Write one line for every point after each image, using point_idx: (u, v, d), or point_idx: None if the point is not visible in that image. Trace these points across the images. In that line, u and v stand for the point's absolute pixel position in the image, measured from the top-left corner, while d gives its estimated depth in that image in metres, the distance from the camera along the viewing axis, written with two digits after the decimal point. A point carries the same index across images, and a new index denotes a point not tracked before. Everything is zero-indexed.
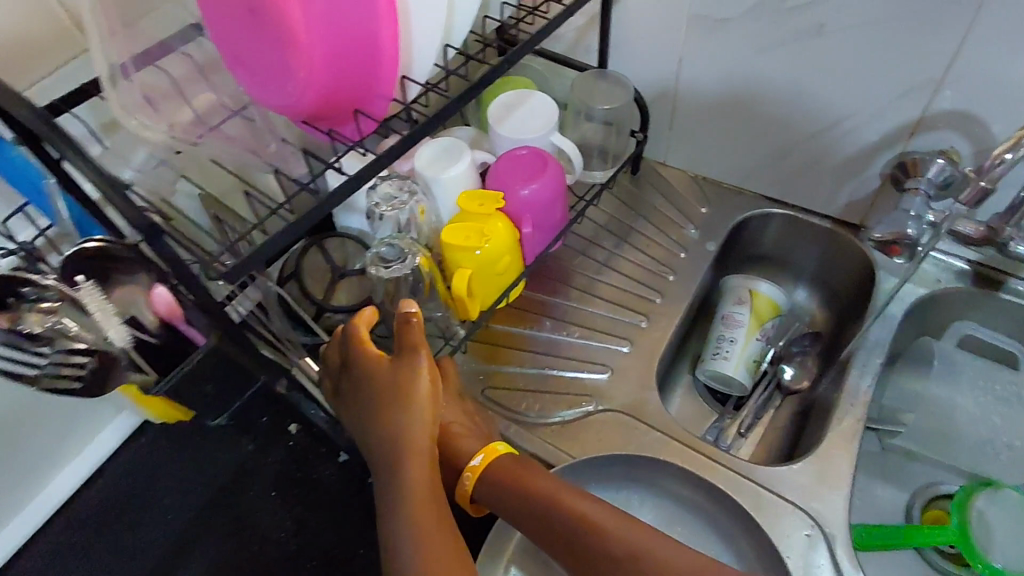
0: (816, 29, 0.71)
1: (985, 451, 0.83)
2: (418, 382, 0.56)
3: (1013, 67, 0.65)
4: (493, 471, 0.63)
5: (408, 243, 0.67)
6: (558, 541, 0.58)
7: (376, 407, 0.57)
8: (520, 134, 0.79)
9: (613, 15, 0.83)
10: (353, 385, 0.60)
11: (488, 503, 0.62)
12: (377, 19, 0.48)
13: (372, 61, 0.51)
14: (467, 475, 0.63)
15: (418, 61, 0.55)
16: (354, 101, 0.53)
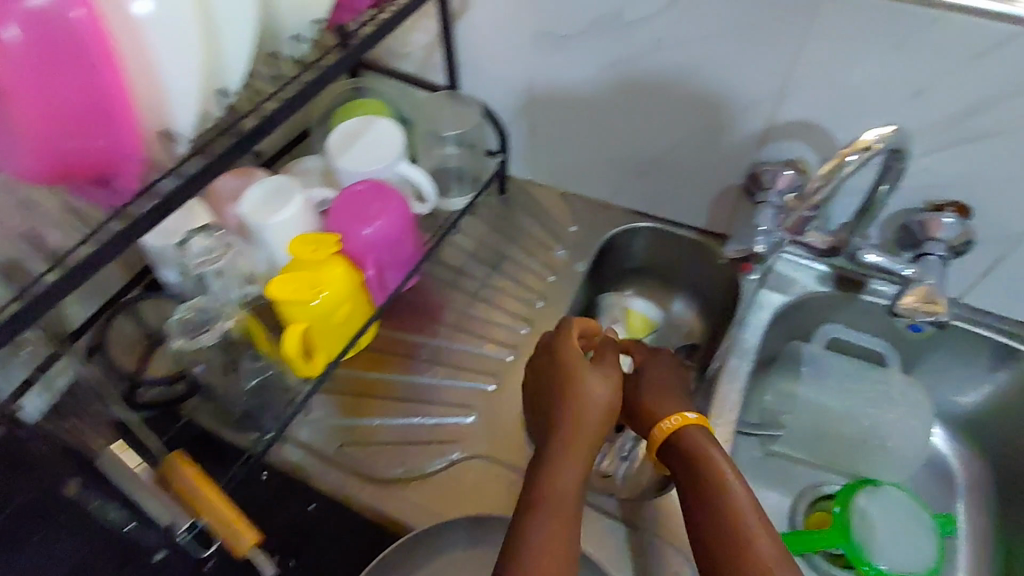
0: (656, 45, 0.69)
1: (859, 450, 0.84)
2: (585, 380, 0.63)
3: (845, 79, 0.64)
4: (683, 440, 0.62)
5: (220, 308, 0.65)
6: (695, 491, 0.59)
7: (557, 388, 0.63)
8: (360, 166, 0.72)
9: (456, 33, 0.78)
10: (546, 366, 0.66)
11: (667, 453, 0.63)
12: (101, 70, 0.42)
13: (109, 118, 0.44)
14: (675, 417, 0.64)
15: (177, 114, 0.48)
16: (101, 166, 0.46)
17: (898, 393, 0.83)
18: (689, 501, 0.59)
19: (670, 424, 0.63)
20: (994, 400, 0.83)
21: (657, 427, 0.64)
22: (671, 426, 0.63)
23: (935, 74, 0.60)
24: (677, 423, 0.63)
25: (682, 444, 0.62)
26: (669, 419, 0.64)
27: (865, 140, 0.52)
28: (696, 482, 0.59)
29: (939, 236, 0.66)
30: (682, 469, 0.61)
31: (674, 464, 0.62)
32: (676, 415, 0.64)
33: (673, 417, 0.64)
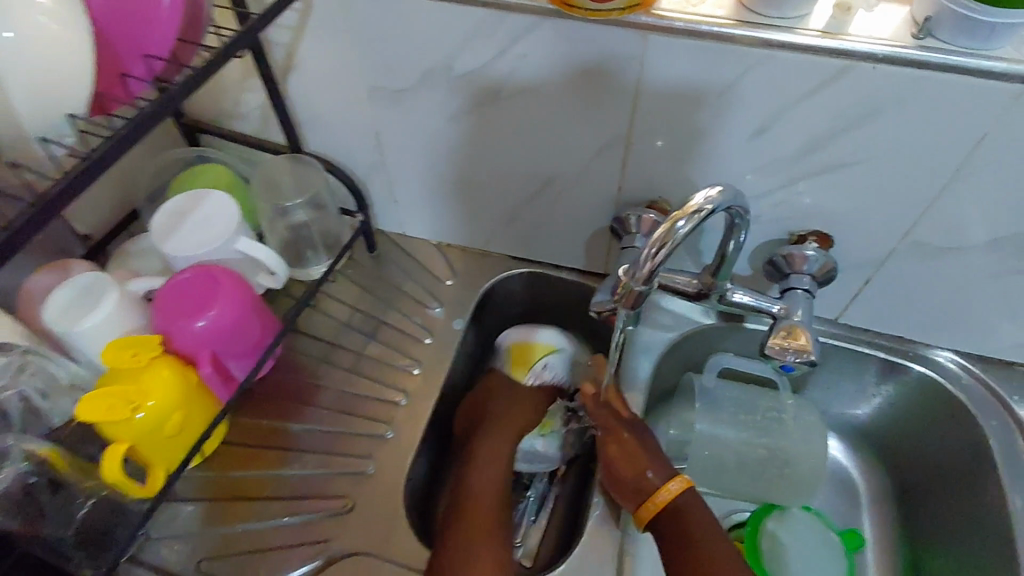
0: (495, 93, 0.65)
1: (760, 477, 0.82)
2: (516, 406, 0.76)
3: (688, 119, 0.61)
4: (686, 500, 0.65)
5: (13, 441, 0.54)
6: (696, 551, 0.61)
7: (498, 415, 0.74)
8: (190, 249, 0.66)
9: (289, 93, 0.72)
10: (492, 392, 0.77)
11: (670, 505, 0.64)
12: None
13: None
14: (678, 480, 0.66)
15: None
16: None
17: (790, 417, 0.82)
18: (682, 547, 0.62)
19: (676, 489, 0.65)
20: (883, 412, 0.83)
21: (657, 493, 0.65)
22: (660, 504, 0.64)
23: (772, 112, 0.58)
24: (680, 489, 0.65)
25: (672, 509, 0.64)
26: (675, 481, 0.66)
27: (694, 205, 0.46)
28: (691, 545, 0.61)
29: (803, 269, 0.66)
30: (680, 533, 0.63)
31: (670, 507, 0.64)
32: (678, 479, 0.66)
33: (665, 491, 0.65)
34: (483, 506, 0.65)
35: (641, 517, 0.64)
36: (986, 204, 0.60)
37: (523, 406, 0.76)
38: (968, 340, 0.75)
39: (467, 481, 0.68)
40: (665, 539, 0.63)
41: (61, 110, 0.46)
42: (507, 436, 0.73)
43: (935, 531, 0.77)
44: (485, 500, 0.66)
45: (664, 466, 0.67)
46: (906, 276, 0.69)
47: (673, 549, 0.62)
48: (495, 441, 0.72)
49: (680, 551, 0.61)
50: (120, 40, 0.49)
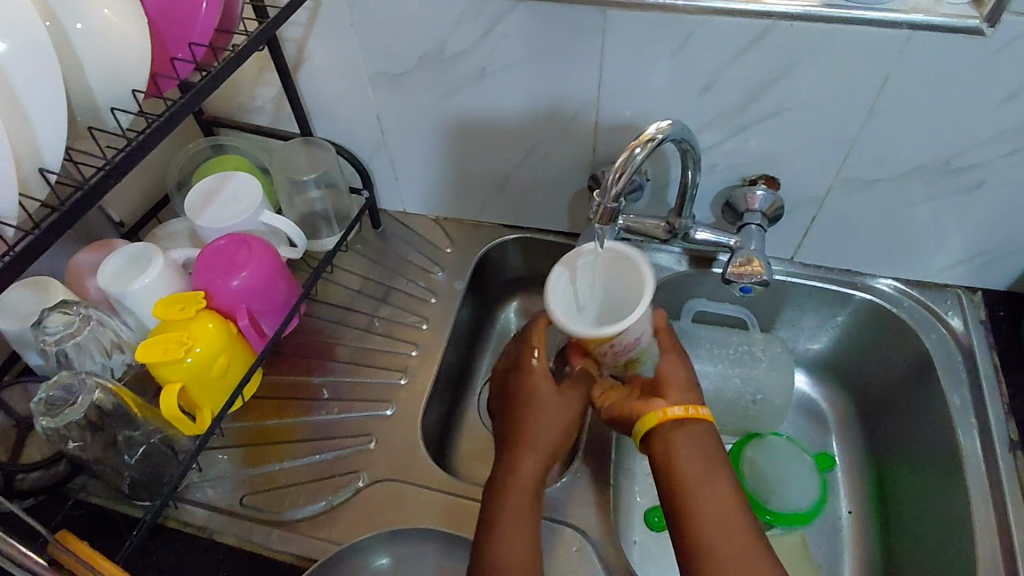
0: (481, 72, 0.75)
1: (739, 408, 0.91)
2: (544, 412, 0.70)
3: (647, 81, 0.72)
4: (697, 432, 0.64)
5: (74, 374, 0.60)
6: (685, 472, 0.62)
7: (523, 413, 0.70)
8: (222, 221, 0.75)
9: (301, 84, 0.82)
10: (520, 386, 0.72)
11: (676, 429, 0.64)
12: None
13: None
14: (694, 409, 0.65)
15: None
16: None
17: (760, 350, 0.91)
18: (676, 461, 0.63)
19: (689, 413, 0.64)
20: (840, 341, 0.93)
21: (680, 406, 0.65)
22: (680, 413, 0.64)
23: (715, 69, 0.69)
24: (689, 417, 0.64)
25: (689, 430, 0.64)
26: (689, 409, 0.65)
27: (648, 134, 0.58)
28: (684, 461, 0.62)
29: (754, 208, 0.78)
30: (676, 450, 0.63)
31: (676, 432, 0.64)
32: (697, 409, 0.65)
33: (690, 406, 0.64)
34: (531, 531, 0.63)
35: (655, 417, 0.65)
36: (898, 137, 0.72)
37: (562, 423, 0.70)
38: (904, 265, 0.88)
39: (516, 500, 0.64)
40: (672, 448, 0.63)
41: (126, 87, 0.56)
42: (545, 459, 0.68)
43: (893, 439, 0.87)
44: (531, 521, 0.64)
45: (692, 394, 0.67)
46: (844, 209, 0.81)
47: (680, 460, 0.62)
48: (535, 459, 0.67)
49: (688, 463, 0.62)
50: (169, 32, 0.60)
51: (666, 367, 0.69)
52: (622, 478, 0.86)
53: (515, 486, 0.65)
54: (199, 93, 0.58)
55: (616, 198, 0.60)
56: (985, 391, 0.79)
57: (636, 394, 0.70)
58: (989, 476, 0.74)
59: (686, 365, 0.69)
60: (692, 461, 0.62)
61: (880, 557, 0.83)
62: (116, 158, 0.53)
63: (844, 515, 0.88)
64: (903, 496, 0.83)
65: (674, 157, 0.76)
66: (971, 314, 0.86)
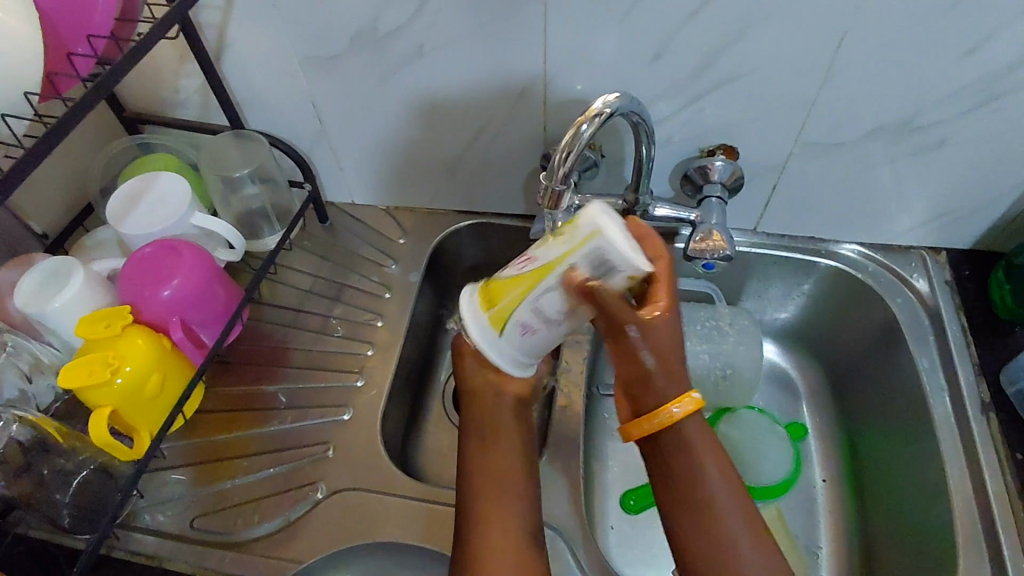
0: (419, 50, 0.70)
1: (709, 383, 0.89)
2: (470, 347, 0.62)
3: (594, 51, 0.68)
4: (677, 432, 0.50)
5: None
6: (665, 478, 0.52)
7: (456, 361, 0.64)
8: (148, 227, 0.69)
9: (227, 74, 0.76)
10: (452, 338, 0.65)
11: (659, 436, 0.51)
12: None
13: None
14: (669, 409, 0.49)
15: None
16: None
17: (728, 323, 0.89)
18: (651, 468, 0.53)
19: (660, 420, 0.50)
20: (807, 310, 0.92)
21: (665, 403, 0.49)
22: (672, 416, 0.50)
23: (667, 34, 0.66)
24: (666, 420, 0.50)
25: (679, 430, 0.51)
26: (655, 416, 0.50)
27: (595, 109, 0.54)
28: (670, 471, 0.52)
29: (714, 179, 0.75)
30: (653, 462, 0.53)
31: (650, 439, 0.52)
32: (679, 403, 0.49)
33: (672, 409, 0.49)
34: (510, 483, 0.59)
35: (629, 430, 0.51)
36: (855, 97, 0.69)
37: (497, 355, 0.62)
38: (868, 229, 0.86)
39: (484, 476, 0.59)
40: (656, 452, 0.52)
41: (17, 88, 0.50)
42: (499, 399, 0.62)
43: (865, 405, 0.86)
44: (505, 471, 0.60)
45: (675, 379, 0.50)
46: (805, 175, 0.79)
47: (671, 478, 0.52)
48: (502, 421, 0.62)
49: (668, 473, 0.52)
50: (63, 22, 0.55)
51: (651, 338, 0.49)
52: (595, 465, 0.84)
53: (472, 432, 0.62)
54: (104, 89, 0.53)
55: (565, 179, 0.57)
56: (955, 353, 0.78)
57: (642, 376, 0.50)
58: (961, 439, 0.73)
59: (675, 323, 0.49)
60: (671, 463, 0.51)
61: (856, 526, 0.83)
62: (8, 168, 0.47)
63: (818, 486, 0.87)
64: (877, 463, 0.83)
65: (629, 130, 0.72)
66: (936, 275, 0.85)
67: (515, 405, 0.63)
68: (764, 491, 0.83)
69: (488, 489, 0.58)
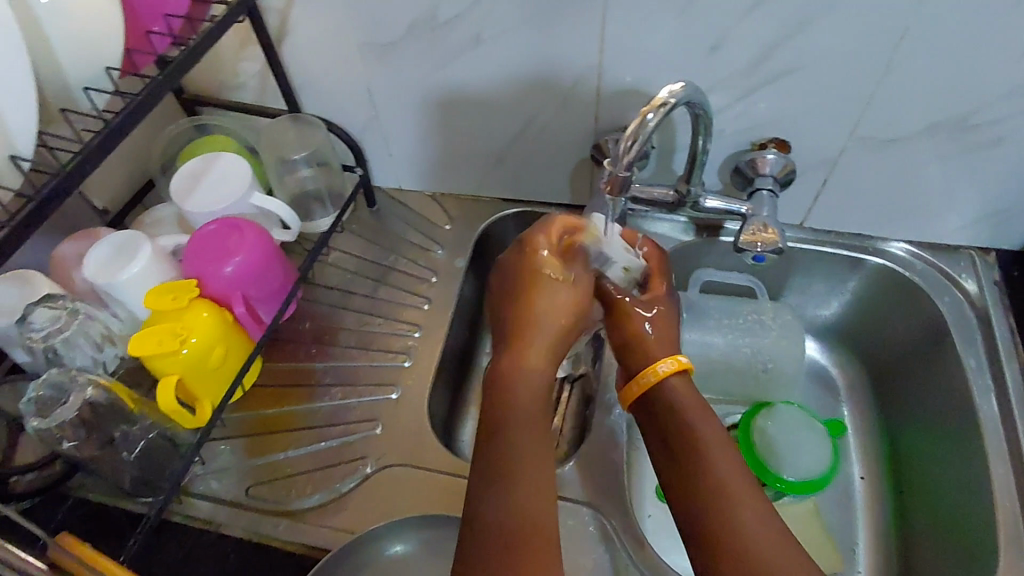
0: (476, 38, 0.71)
1: (749, 377, 0.89)
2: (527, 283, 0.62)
3: (651, 42, 0.69)
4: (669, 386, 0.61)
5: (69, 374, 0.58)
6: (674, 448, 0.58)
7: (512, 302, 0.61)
8: (210, 206, 0.72)
9: (286, 59, 0.78)
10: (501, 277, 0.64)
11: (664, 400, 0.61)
12: None
13: None
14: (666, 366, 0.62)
15: None
16: None
17: (770, 318, 0.89)
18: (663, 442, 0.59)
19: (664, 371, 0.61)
20: (851, 307, 0.92)
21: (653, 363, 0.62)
22: (660, 375, 0.62)
23: (725, 26, 0.66)
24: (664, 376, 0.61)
25: (666, 390, 0.61)
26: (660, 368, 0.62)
27: (660, 99, 0.54)
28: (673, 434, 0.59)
29: (765, 172, 0.75)
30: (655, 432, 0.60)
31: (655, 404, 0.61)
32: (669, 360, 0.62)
33: (670, 363, 0.62)
34: (534, 442, 0.55)
35: (633, 389, 0.63)
36: (912, 93, 0.69)
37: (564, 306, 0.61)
38: (917, 228, 0.85)
39: (506, 436, 0.55)
40: (658, 415, 0.61)
41: (100, 64, 0.52)
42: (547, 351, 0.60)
43: (907, 404, 0.86)
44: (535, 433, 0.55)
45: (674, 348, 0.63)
46: (856, 171, 0.79)
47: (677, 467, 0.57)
48: (519, 419, 0.56)
49: (671, 428, 0.59)
50: (142, 3, 0.57)
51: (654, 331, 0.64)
52: (634, 453, 0.85)
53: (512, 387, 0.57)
54: (180, 68, 0.55)
55: (626, 167, 0.58)
56: (1003, 354, 0.77)
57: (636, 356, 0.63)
58: (1008, 440, 0.73)
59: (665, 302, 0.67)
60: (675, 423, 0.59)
61: (894, 523, 0.83)
62: (92, 142, 0.49)
63: (856, 483, 0.87)
64: (918, 462, 0.82)
65: (683, 122, 0.73)
66: (985, 276, 0.84)
67: (548, 368, 0.59)
68: (802, 486, 0.82)
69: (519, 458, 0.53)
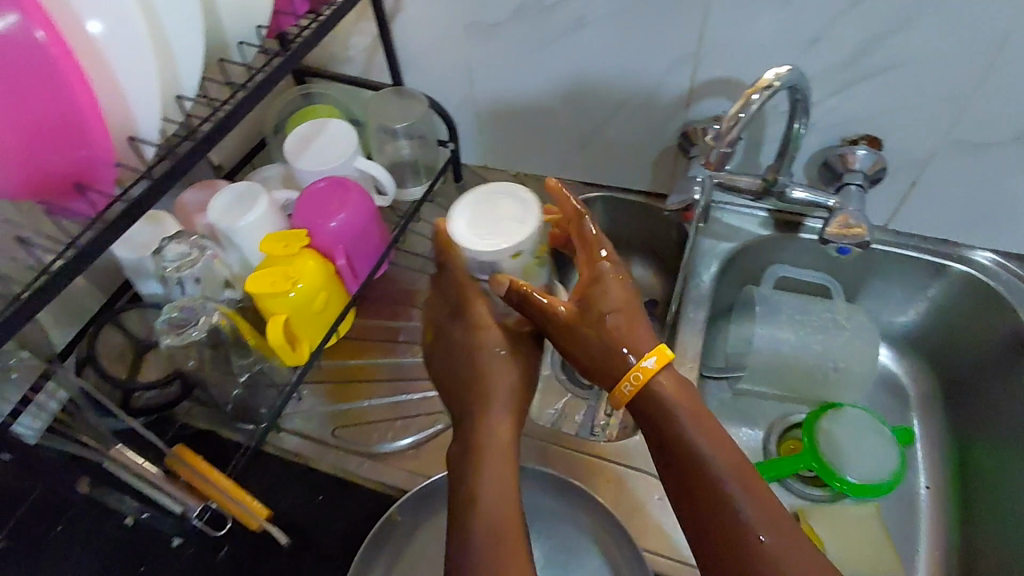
0: (579, 21, 0.75)
1: (818, 375, 0.89)
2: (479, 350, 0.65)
3: (750, 33, 0.71)
4: (656, 386, 0.59)
5: (201, 302, 0.64)
6: (683, 465, 0.56)
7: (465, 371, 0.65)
8: (319, 164, 0.77)
9: (396, 35, 0.83)
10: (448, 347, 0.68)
11: (653, 407, 0.59)
12: (71, 90, 0.42)
13: (78, 127, 0.44)
14: (638, 374, 0.59)
15: (144, 119, 0.48)
16: (74, 175, 0.46)
17: (844, 318, 0.89)
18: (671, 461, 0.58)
19: (647, 370, 0.59)
20: (927, 315, 0.91)
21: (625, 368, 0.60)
22: (639, 378, 0.59)
23: (827, 19, 0.68)
24: (642, 378, 0.59)
25: (649, 393, 0.59)
26: (628, 380, 0.59)
27: (766, 80, 0.57)
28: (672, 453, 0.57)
29: (855, 167, 0.76)
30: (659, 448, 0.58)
31: (645, 414, 0.59)
32: (653, 355, 0.59)
33: (641, 366, 0.59)
34: (506, 496, 0.56)
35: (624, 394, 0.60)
36: (1015, 95, 0.68)
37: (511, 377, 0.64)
38: (1005, 237, 0.84)
39: (481, 487, 0.56)
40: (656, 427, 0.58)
41: (251, 20, 0.58)
42: (508, 407, 0.63)
43: (981, 415, 0.85)
44: (505, 481, 0.57)
45: (644, 342, 0.60)
46: (947, 174, 0.78)
47: (676, 470, 0.57)
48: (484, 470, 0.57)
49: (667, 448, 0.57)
50: None
51: (617, 312, 0.61)
52: None
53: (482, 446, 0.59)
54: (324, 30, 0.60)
55: (728, 144, 0.62)
56: None
57: (609, 359, 0.60)
58: None
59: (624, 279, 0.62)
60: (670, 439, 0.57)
61: (960, 534, 0.81)
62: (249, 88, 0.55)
63: (920, 491, 0.86)
64: (986, 472, 0.81)
65: (776, 113, 0.74)
66: None
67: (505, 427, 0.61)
68: (865, 490, 0.81)
69: (491, 511, 0.55)
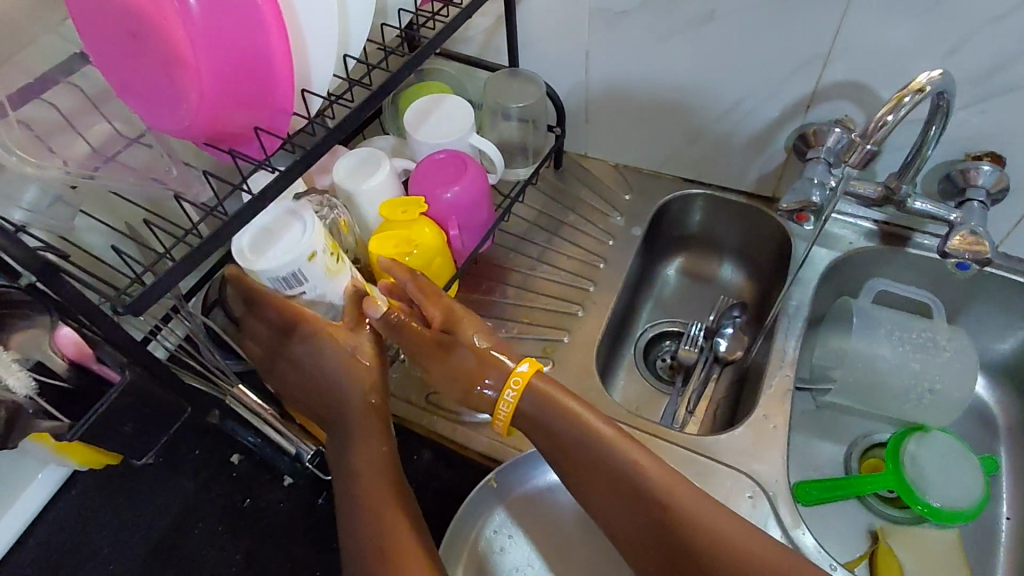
0: (709, 14, 0.75)
1: (912, 398, 0.86)
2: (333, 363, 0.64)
3: (888, 38, 0.70)
4: (533, 389, 0.63)
5: None
6: (593, 469, 0.61)
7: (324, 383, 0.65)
8: (438, 136, 0.78)
9: (519, 17, 0.85)
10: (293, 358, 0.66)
11: (537, 416, 0.63)
12: (266, 35, 0.47)
13: (266, 74, 0.48)
14: (516, 379, 0.63)
15: (317, 72, 0.52)
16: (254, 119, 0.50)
17: (945, 339, 0.86)
18: (584, 471, 0.62)
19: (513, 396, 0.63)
20: None
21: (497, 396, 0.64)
22: (512, 393, 0.63)
23: (972, 29, 0.66)
24: (518, 388, 0.63)
25: (524, 402, 0.63)
26: (510, 388, 0.63)
27: (920, 83, 0.59)
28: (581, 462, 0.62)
29: (978, 183, 0.74)
30: (569, 461, 0.62)
31: (535, 431, 0.63)
32: (517, 372, 0.63)
33: (512, 383, 0.63)
34: (388, 509, 0.58)
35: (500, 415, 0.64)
36: None
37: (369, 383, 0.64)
38: None
39: (362, 492, 0.59)
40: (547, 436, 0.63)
41: None
42: (377, 420, 0.63)
43: None
44: (385, 487, 0.60)
45: (502, 361, 0.64)
46: None
47: (588, 475, 0.62)
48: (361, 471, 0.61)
49: (572, 459, 0.62)
50: None
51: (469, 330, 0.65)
52: None
53: (358, 456, 0.62)
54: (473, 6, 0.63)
55: (872, 143, 0.62)
56: None
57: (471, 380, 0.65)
58: None
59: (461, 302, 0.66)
60: (573, 448, 0.62)
61: None
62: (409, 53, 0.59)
63: (1003, 521, 0.83)
64: None
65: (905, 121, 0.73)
66: None
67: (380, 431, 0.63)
68: (947, 516, 0.78)
69: (370, 511, 0.58)
